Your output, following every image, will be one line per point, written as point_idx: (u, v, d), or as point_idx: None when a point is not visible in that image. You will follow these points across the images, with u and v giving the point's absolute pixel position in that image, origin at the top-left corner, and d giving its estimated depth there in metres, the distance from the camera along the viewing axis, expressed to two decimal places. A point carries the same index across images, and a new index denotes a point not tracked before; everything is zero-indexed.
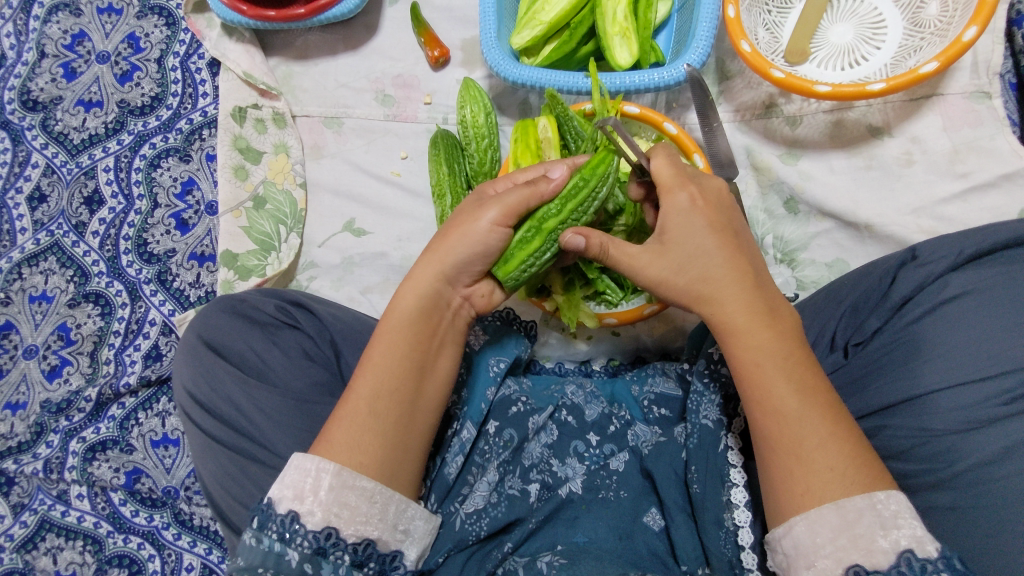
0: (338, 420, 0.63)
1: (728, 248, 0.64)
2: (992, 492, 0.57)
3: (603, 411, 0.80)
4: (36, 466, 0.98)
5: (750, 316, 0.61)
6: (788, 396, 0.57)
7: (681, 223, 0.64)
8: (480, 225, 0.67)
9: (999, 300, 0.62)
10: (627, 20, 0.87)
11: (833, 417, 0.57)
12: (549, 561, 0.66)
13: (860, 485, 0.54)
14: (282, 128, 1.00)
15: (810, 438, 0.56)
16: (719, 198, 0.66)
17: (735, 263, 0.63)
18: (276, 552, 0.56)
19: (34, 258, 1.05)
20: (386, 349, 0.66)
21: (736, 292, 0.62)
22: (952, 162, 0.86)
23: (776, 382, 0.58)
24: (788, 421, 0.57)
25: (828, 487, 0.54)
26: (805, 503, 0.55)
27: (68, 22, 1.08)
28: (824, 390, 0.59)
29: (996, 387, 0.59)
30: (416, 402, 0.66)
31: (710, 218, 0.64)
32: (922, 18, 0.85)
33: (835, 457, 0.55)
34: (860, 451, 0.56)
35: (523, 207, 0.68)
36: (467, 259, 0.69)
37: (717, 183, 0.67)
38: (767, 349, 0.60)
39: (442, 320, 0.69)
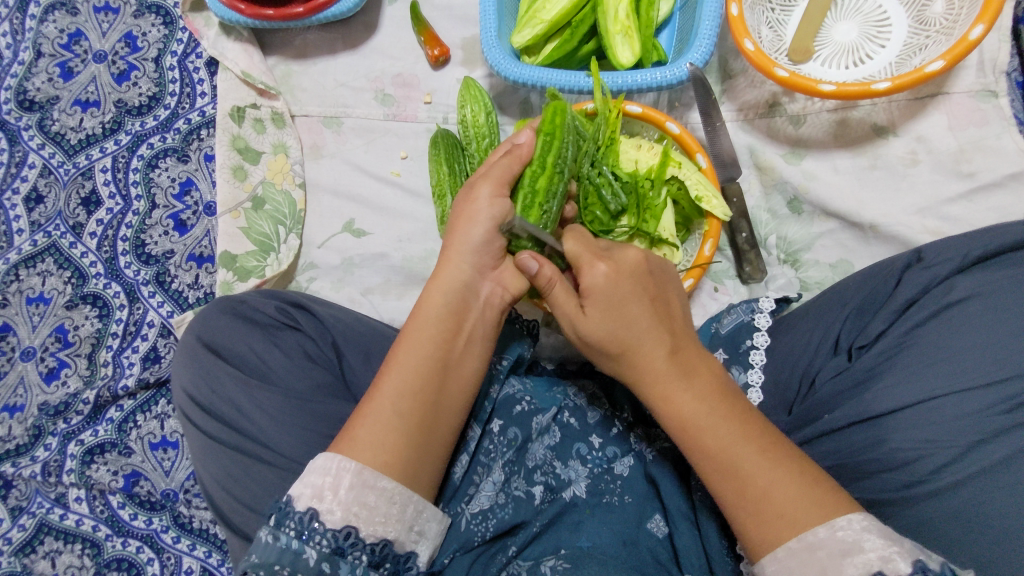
0: (362, 419, 0.62)
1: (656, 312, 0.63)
2: (1001, 497, 0.56)
3: (606, 413, 0.79)
4: (34, 469, 0.98)
5: (677, 386, 0.60)
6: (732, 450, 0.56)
7: (604, 293, 0.62)
8: (481, 205, 0.68)
9: (1008, 302, 0.61)
10: (629, 19, 0.86)
11: (786, 462, 0.56)
12: (552, 565, 0.66)
13: (821, 515, 0.53)
14: (281, 128, 1.00)
15: (756, 490, 0.55)
16: (645, 262, 0.65)
17: (665, 326, 0.62)
18: (294, 550, 0.55)
19: (31, 260, 1.04)
20: (411, 346, 0.66)
21: (665, 360, 0.60)
22: (958, 161, 0.85)
23: (717, 440, 0.57)
24: (734, 476, 0.56)
25: (774, 533, 0.54)
26: (759, 551, 0.54)
27: (65, 21, 1.08)
28: (766, 432, 0.58)
29: (1000, 393, 0.58)
30: (439, 403, 0.65)
31: (639, 281, 0.63)
32: (927, 16, 0.84)
33: (785, 503, 0.54)
34: (818, 483, 0.55)
35: (510, 175, 0.69)
36: (484, 241, 0.68)
37: (633, 251, 0.65)
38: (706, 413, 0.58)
39: (469, 315, 0.69)
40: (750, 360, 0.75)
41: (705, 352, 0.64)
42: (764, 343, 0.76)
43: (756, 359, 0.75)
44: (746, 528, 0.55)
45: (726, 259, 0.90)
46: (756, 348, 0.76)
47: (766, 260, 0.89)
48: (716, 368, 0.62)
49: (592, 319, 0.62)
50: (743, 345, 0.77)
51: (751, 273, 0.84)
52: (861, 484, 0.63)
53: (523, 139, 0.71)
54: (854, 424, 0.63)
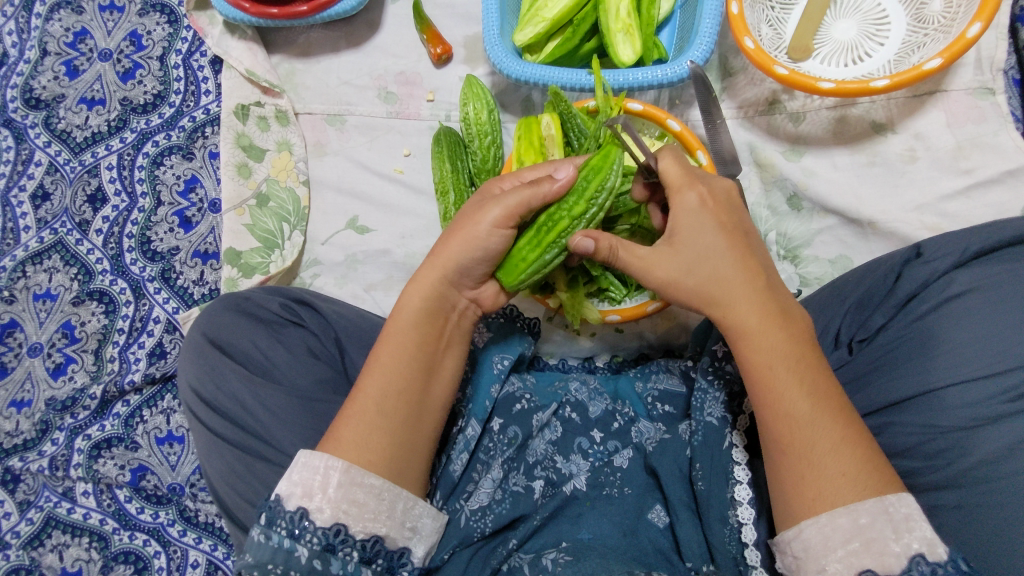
0: (347, 419, 0.63)
1: (734, 248, 0.64)
2: (996, 487, 0.57)
3: (607, 408, 0.81)
4: (41, 463, 0.99)
5: (760, 319, 0.62)
6: (798, 399, 0.58)
7: (692, 225, 0.65)
8: (481, 225, 0.67)
9: (1005, 297, 0.62)
10: (630, 17, 0.87)
11: (840, 417, 0.58)
12: (554, 557, 0.66)
13: (870, 489, 0.55)
14: (285, 126, 1.00)
15: (823, 442, 0.57)
16: (728, 198, 0.67)
17: (745, 264, 0.64)
18: (286, 549, 0.56)
19: (37, 256, 1.05)
20: (393, 349, 0.67)
21: (748, 294, 0.63)
22: (956, 158, 0.86)
23: (788, 385, 0.59)
24: (800, 425, 0.58)
25: (838, 491, 0.55)
26: (815, 507, 0.56)
27: (70, 20, 1.08)
28: (831, 387, 0.59)
29: (1001, 384, 0.59)
30: (423, 402, 0.67)
31: (718, 222, 0.65)
32: (926, 13, 0.85)
33: (847, 462, 0.56)
34: (869, 454, 0.56)
35: (525, 208, 0.67)
36: (469, 263, 0.69)
37: (724, 185, 0.67)
38: (776, 348, 0.61)
39: (447, 323, 0.70)
40: None
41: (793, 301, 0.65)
42: None
43: None
44: (783, 483, 0.58)
45: None
46: None
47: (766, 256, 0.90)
48: (800, 315, 0.64)
49: (674, 252, 0.65)
50: None
51: None
52: None
53: (562, 178, 0.68)
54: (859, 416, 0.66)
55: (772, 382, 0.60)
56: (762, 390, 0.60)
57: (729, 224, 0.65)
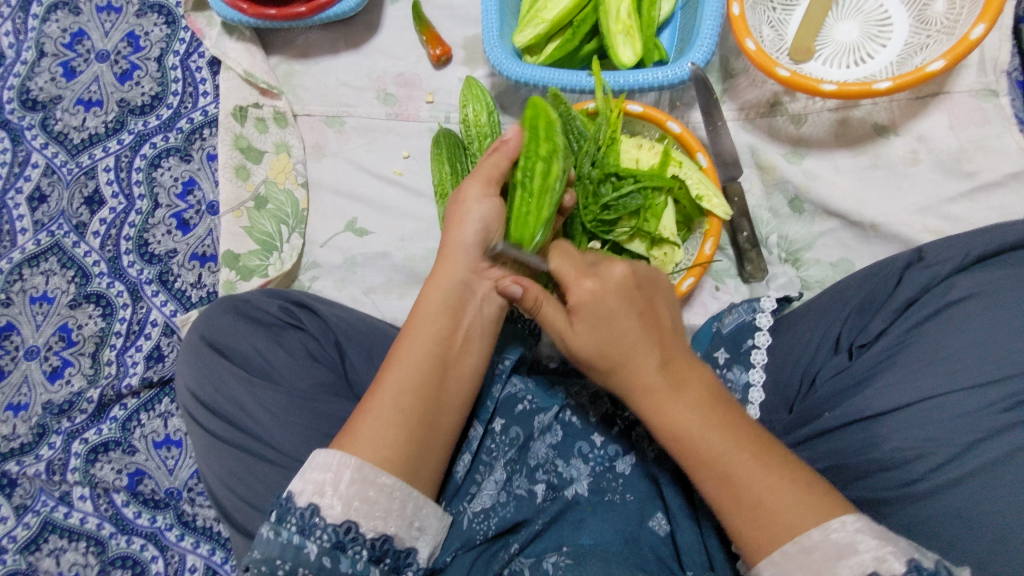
0: (365, 414, 0.62)
1: (632, 322, 0.61)
2: (1001, 493, 0.57)
3: (608, 411, 0.79)
4: (38, 467, 0.98)
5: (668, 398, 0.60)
6: (726, 466, 0.57)
7: (592, 311, 0.61)
8: (469, 204, 0.69)
9: (1010, 301, 0.62)
10: (630, 19, 0.86)
11: (777, 471, 0.56)
12: (555, 561, 0.66)
13: (816, 518, 0.53)
14: (283, 127, 1.00)
15: (750, 499, 0.55)
16: (621, 272, 0.64)
17: (645, 339, 0.61)
18: (295, 545, 0.56)
19: (34, 259, 1.04)
20: (411, 341, 0.67)
21: (657, 373, 0.60)
22: (959, 161, 0.86)
23: (708, 457, 0.58)
24: (733, 489, 0.56)
25: (772, 542, 0.54)
26: (754, 558, 0.55)
27: (67, 21, 1.08)
28: (761, 437, 0.58)
29: (999, 392, 0.59)
30: (440, 400, 0.66)
31: (606, 302, 0.61)
32: (928, 15, 0.84)
33: (780, 513, 0.54)
34: (814, 494, 0.55)
35: (497, 170, 0.70)
36: (476, 242, 0.69)
37: (619, 266, 0.64)
38: (697, 422, 0.59)
39: (466, 313, 0.70)
40: (752, 359, 0.75)
41: (695, 359, 0.63)
42: (766, 342, 0.76)
43: (757, 358, 0.75)
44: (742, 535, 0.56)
45: (727, 258, 0.90)
46: (757, 348, 0.76)
47: (767, 259, 0.89)
48: (705, 373, 0.62)
49: (582, 336, 0.62)
50: (744, 344, 0.77)
51: (752, 272, 0.85)
52: (862, 481, 0.63)
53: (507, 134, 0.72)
54: (845, 425, 0.64)
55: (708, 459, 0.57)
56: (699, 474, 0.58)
57: (627, 302, 0.61)
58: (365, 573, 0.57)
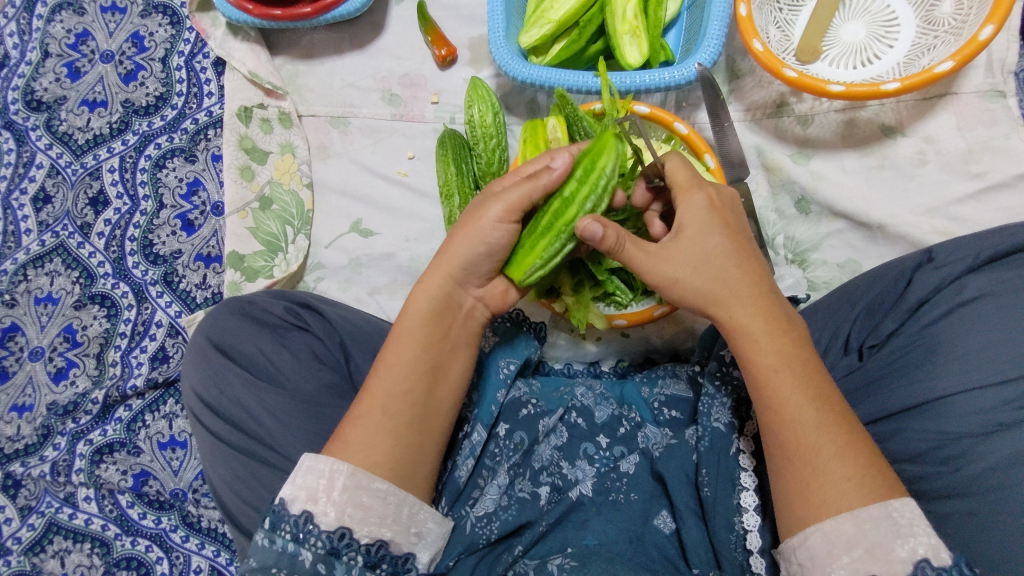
0: (354, 420, 0.63)
1: (739, 251, 0.64)
2: (1012, 494, 0.56)
3: (614, 413, 0.80)
4: (43, 468, 0.98)
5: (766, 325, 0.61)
6: (804, 406, 0.58)
7: (704, 224, 0.63)
8: (484, 223, 0.67)
9: (1020, 302, 0.61)
10: (637, 19, 0.86)
11: (846, 424, 0.57)
12: (560, 563, 0.65)
13: (875, 493, 0.54)
14: (288, 128, 1.00)
15: (829, 449, 0.56)
16: (733, 204, 0.66)
17: (749, 271, 0.63)
18: (290, 552, 0.56)
19: (39, 260, 1.04)
20: (399, 348, 0.66)
21: (758, 299, 0.62)
22: (966, 162, 0.85)
23: (792, 392, 0.58)
24: (804, 431, 0.57)
25: (843, 496, 0.55)
26: (820, 513, 0.55)
27: (71, 21, 1.08)
28: (837, 395, 0.59)
29: (1011, 392, 0.58)
30: (429, 403, 0.66)
31: (722, 223, 0.64)
32: (935, 16, 0.84)
33: (851, 467, 0.55)
34: (872, 462, 0.56)
35: (527, 202, 0.66)
36: (474, 260, 0.69)
37: (730, 198, 0.67)
38: (782, 355, 0.60)
39: (453, 323, 0.70)
40: None
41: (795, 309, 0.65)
42: None
43: None
44: (793, 474, 0.57)
45: None
46: None
47: (773, 260, 0.89)
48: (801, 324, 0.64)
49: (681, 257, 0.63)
50: None
51: None
52: None
53: (557, 164, 0.67)
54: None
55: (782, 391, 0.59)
56: (768, 398, 0.59)
57: (738, 236, 0.64)
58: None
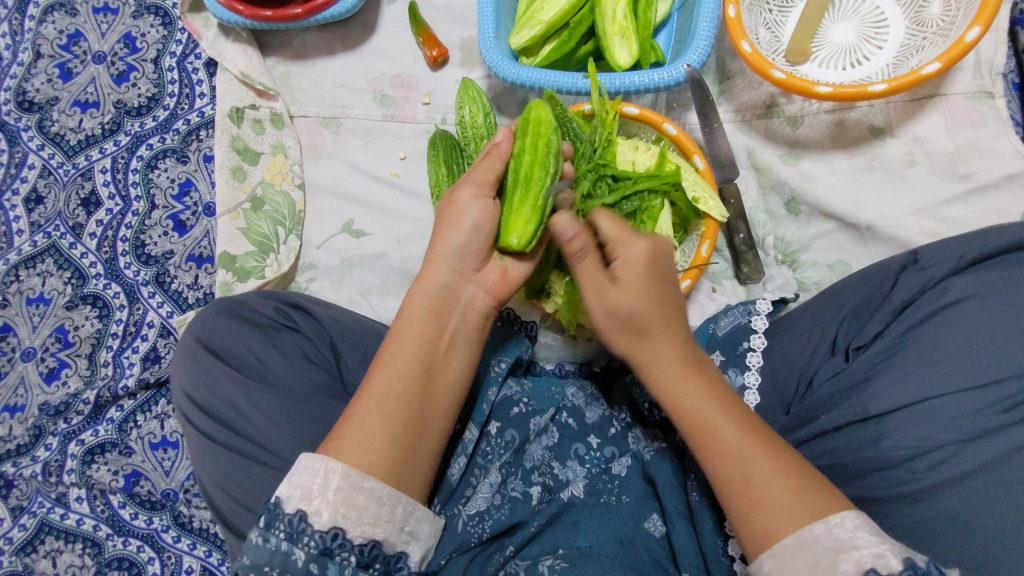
0: (351, 419, 0.63)
1: (672, 302, 0.63)
2: (995, 496, 0.57)
3: (605, 414, 0.79)
4: (35, 469, 0.98)
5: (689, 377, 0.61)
6: (733, 438, 0.58)
7: (633, 275, 0.63)
8: (462, 208, 0.69)
9: (1005, 304, 0.61)
10: (627, 20, 0.86)
11: (776, 450, 0.58)
12: (550, 564, 0.65)
13: (811, 514, 0.54)
14: (279, 129, 1.00)
15: (760, 476, 0.56)
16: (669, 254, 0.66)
17: (672, 319, 0.63)
18: (283, 551, 0.56)
19: (31, 260, 1.05)
20: (396, 346, 0.67)
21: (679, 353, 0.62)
22: (955, 162, 0.86)
23: (722, 430, 0.59)
24: (733, 463, 0.58)
25: (773, 523, 0.55)
26: (766, 534, 0.55)
27: (64, 22, 1.08)
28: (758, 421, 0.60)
29: (996, 394, 0.59)
30: (426, 404, 0.66)
31: (656, 275, 0.63)
32: (924, 17, 0.84)
33: (781, 492, 0.55)
34: (804, 486, 0.56)
35: (492, 175, 0.70)
36: (466, 246, 0.70)
37: (658, 241, 0.65)
38: (708, 399, 0.60)
39: (451, 318, 0.70)
40: (747, 361, 0.75)
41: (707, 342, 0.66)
42: (761, 345, 0.76)
43: (753, 360, 0.75)
44: (744, 516, 0.57)
45: (723, 259, 0.90)
46: (753, 351, 0.76)
47: (764, 260, 0.89)
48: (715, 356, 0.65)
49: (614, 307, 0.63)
50: (740, 347, 0.77)
51: (749, 274, 0.85)
52: (855, 482, 0.63)
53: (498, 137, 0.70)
54: (837, 429, 0.64)
55: (723, 428, 0.59)
56: (703, 441, 0.60)
57: (665, 276, 0.64)
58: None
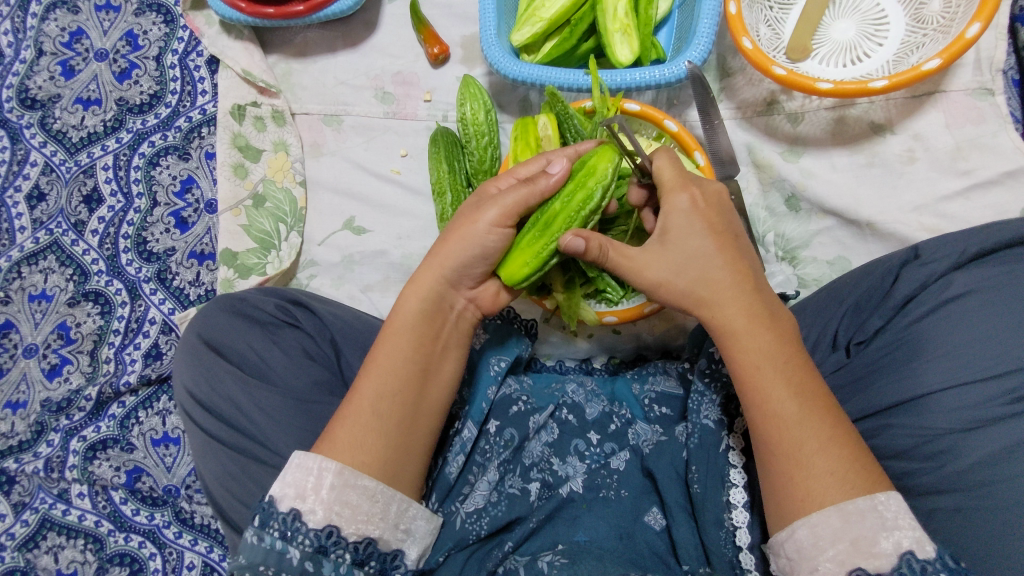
0: (342, 420, 0.63)
1: (727, 255, 0.64)
2: (995, 491, 0.57)
3: (604, 410, 0.80)
4: (37, 465, 0.99)
5: (754, 323, 0.62)
6: (786, 400, 0.58)
7: (683, 224, 0.64)
8: (480, 226, 0.67)
9: (1004, 299, 0.62)
10: (627, 17, 0.86)
11: (831, 418, 0.58)
12: (550, 560, 0.65)
13: (859, 488, 0.54)
14: (281, 126, 1.00)
15: (811, 443, 0.57)
16: (720, 201, 0.67)
17: (735, 267, 0.64)
18: (278, 550, 0.56)
19: (33, 257, 1.05)
20: (390, 350, 0.67)
21: (741, 296, 0.63)
22: (955, 159, 0.86)
23: (775, 386, 0.59)
24: (787, 425, 0.58)
25: (826, 491, 0.55)
26: (804, 507, 0.55)
27: (66, 19, 1.08)
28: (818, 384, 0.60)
29: (1000, 386, 0.59)
30: (419, 405, 0.66)
31: (708, 226, 0.64)
32: (924, 14, 0.84)
33: (835, 462, 0.56)
34: (856, 452, 0.56)
35: (524, 206, 0.67)
36: (468, 261, 0.69)
37: (717, 193, 0.67)
38: (765, 352, 0.61)
39: (445, 324, 0.70)
40: None
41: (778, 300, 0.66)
42: None
43: None
44: (787, 482, 0.57)
45: None
46: None
47: (764, 257, 0.89)
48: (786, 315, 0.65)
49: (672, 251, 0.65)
50: None
51: None
52: None
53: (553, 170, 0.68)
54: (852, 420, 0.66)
55: (776, 382, 0.59)
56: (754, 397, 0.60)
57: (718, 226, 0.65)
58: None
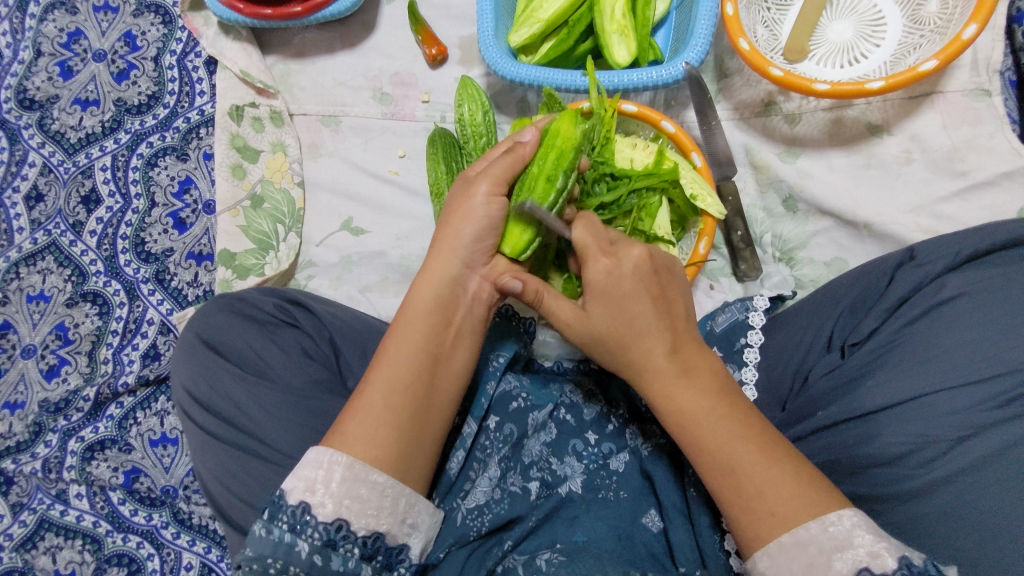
0: (353, 413, 0.63)
1: (649, 315, 0.62)
2: (991, 493, 0.57)
3: (602, 410, 0.79)
4: (35, 465, 0.99)
5: (679, 388, 0.61)
6: (716, 463, 0.58)
7: (599, 290, 0.63)
8: (477, 202, 0.68)
9: (1000, 300, 0.62)
10: (624, 19, 0.86)
11: (775, 462, 0.56)
12: (548, 558, 0.65)
13: (813, 513, 0.53)
14: (279, 127, 1.00)
15: (749, 489, 0.56)
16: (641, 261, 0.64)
17: (659, 327, 0.62)
18: (287, 543, 0.56)
19: (31, 258, 1.05)
20: (401, 340, 0.66)
21: (666, 358, 0.61)
22: (952, 160, 0.86)
23: (706, 451, 0.58)
24: (725, 480, 0.57)
25: (773, 525, 0.54)
26: (758, 542, 0.55)
27: (64, 20, 1.08)
28: (765, 430, 0.58)
29: (989, 390, 0.59)
30: (430, 397, 0.66)
31: (626, 288, 0.62)
32: (921, 15, 0.85)
33: (783, 496, 0.55)
34: (813, 484, 0.55)
35: (510, 174, 0.70)
36: (475, 238, 0.69)
37: (637, 249, 0.64)
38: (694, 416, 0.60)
39: (458, 310, 0.69)
40: (744, 357, 0.76)
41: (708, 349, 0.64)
42: (758, 341, 0.76)
43: (750, 357, 0.76)
44: (736, 520, 0.57)
45: (721, 257, 0.90)
46: (749, 347, 0.76)
47: (761, 258, 0.89)
48: (717, 365, 0.63)
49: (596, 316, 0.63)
50: (737, 343, 0.77)
51: (747, 271, 0.85)
52: (852, 479, 0.63)
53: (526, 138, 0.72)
54: (835, 424, 0.65)
55: (704, 448, 0.58)
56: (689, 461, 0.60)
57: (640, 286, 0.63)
58: (355, 571, 0.57)
